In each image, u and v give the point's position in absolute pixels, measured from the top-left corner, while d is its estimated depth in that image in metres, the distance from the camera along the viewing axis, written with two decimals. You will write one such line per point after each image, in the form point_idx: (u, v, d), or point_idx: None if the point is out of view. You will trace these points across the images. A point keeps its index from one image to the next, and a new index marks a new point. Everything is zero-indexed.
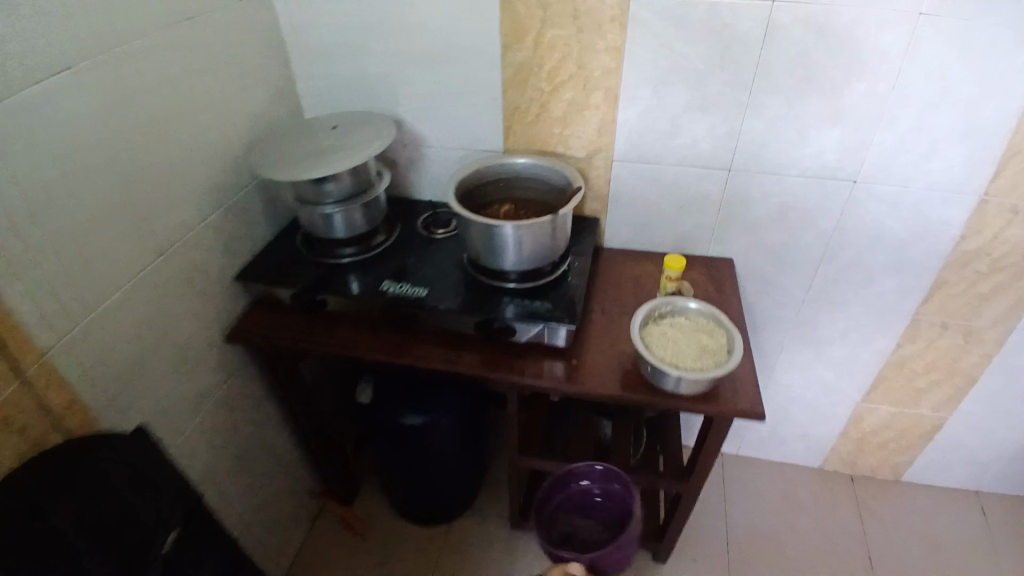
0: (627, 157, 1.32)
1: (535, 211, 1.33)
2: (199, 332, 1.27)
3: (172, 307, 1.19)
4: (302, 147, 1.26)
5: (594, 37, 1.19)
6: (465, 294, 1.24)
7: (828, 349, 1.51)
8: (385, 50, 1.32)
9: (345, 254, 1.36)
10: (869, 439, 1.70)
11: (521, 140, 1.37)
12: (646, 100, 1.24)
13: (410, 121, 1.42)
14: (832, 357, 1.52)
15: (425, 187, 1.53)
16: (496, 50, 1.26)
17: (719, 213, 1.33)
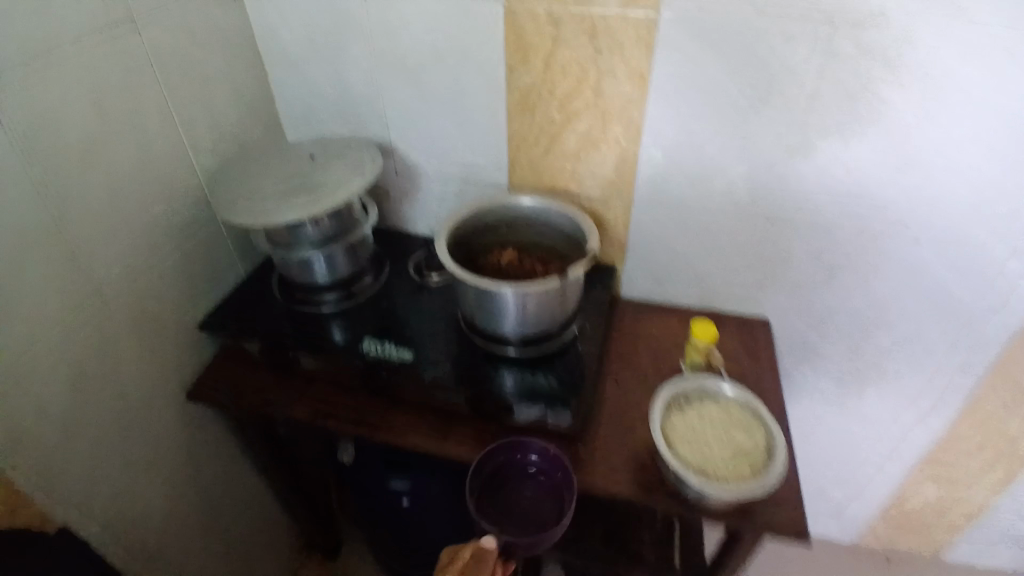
0: (650, 200, 1.14)
1: (540, 262, 1.15)
2: (155, 387, 1.11)
3: (121, 364, 1.04)
4: (272, 181, 1.05)
5: (615, 62, 1.00)
6: (457, 361, 1.07)
7: (870, 418, 1.34)
8: (371, 70, 1.14)
9: (327, 302, 1.17)
10: (910, 513, 1.51)
11: (528, 176, 1.19)
12: (675, 137, 1.05)
13: (402, 149, 1.24)
14: (873, 425, 1.35)
15: (418, 221, 1.34)
16: (499, 73, 1.07)
17: (757, 267, 1.17)
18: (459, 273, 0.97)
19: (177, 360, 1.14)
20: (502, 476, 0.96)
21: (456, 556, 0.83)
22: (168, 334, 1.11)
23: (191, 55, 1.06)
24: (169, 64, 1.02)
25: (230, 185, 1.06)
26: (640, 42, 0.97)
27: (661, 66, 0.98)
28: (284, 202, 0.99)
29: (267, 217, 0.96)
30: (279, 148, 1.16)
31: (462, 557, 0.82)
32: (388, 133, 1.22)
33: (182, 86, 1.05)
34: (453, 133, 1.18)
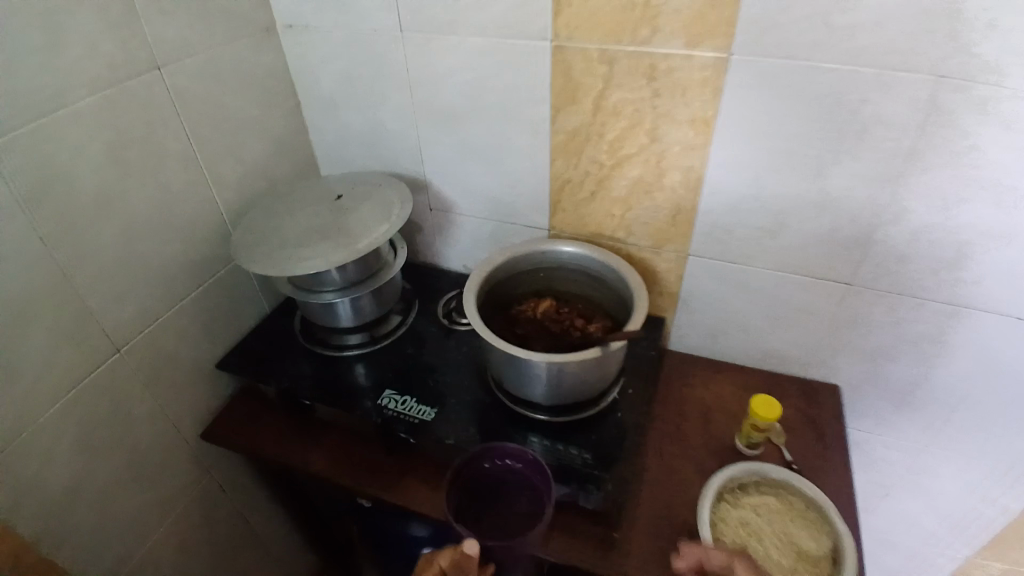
0: (706, 253, 1.04)
1: (579, 316, 1.05)
2: (171, 429, 1.06)
3: (135, 408, 0.99)
4: (295, 224, 0.99)
5: (675, 105, 0.90)
6: (483, 424, 0.96)
7: (940, 498, 1.20)
8: (407, 103, 1.06)
9: (350, 345, 1.10)
10: None
11: (572, 220, 1.09)
12: (739, 189, 0.94)
13: (437, 186, 1.16)
14: (942, 507, 1.21)
15: (452, 259, 1.26)
16: (545, 111, 0.98)
17: (831, 333, 1.06)
18: (488, 336, 0.89)
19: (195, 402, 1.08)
20: (478, 484, 0.88)
21: (433, 564, 0.75)
22: (186, 376, 1.06)
23: (221, 86, 1.00)
24: (195, 97, 0.96)
25: (252, 227, 0.99)
26: (706, 85, 0.87)
27: (727, 112, 0.88)
28: (306, 250, 0.93)
29: (286, 267, 0.89)
30: (305, 185, 1.10)
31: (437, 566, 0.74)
32: (423, 168, 1.14)
33: (210, 119, 0.99)
34: (492, 171, 1.09)
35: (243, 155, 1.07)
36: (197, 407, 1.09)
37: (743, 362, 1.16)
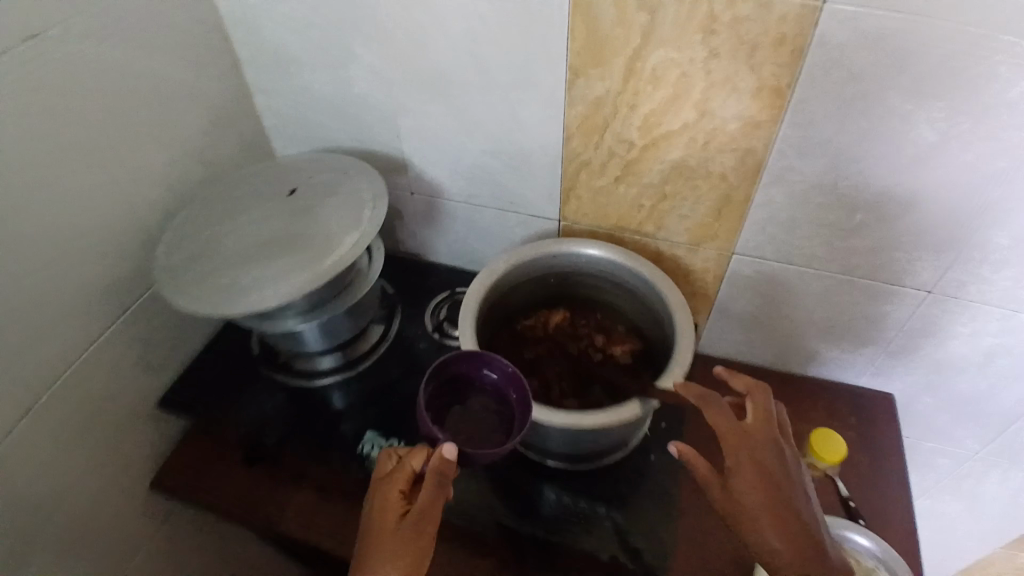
0: (756, 252, 0.84)
1: (597, 332, 0.87)
2: (114, 490, 0.84)
3: (61, 477, 0.76)
4: (236, 234, 0.75)
5: (737, 71, 0.67)
6: (488, 477, 0.79)
7: (986, 502, 1.10)
8: (371, 62, 0.81)
9: (322, 371, 0.90)
10: None
11: (588, 210, 0.88)
12: (809, 179, 0.74)
13: (418, 166, 0.92)
14: (987, 510, 1.12)
15: (441, 249, 1.04)
16: (562, 76, 0.74)
17: (893, 344, 0.89)
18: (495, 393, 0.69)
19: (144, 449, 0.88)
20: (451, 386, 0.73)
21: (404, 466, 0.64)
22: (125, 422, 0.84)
23: (127, 44, 0.72)
24: (96, 63, 0.69)
25: (184, 241, 0.76)
26: (784, 43, 0.64)
27: (807, 81, 0.65)
28: (253, 274, 0.69)
29: (225, 304, 0.66)
30: (248, 172, 0.85)
31: (409, 469, 0.64)
32: (400, 144, 0.90)
33: (120, 89, 0.72)
34: (489, 150, 0.86)
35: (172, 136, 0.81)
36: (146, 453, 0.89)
37: (782, 368, 1.00)
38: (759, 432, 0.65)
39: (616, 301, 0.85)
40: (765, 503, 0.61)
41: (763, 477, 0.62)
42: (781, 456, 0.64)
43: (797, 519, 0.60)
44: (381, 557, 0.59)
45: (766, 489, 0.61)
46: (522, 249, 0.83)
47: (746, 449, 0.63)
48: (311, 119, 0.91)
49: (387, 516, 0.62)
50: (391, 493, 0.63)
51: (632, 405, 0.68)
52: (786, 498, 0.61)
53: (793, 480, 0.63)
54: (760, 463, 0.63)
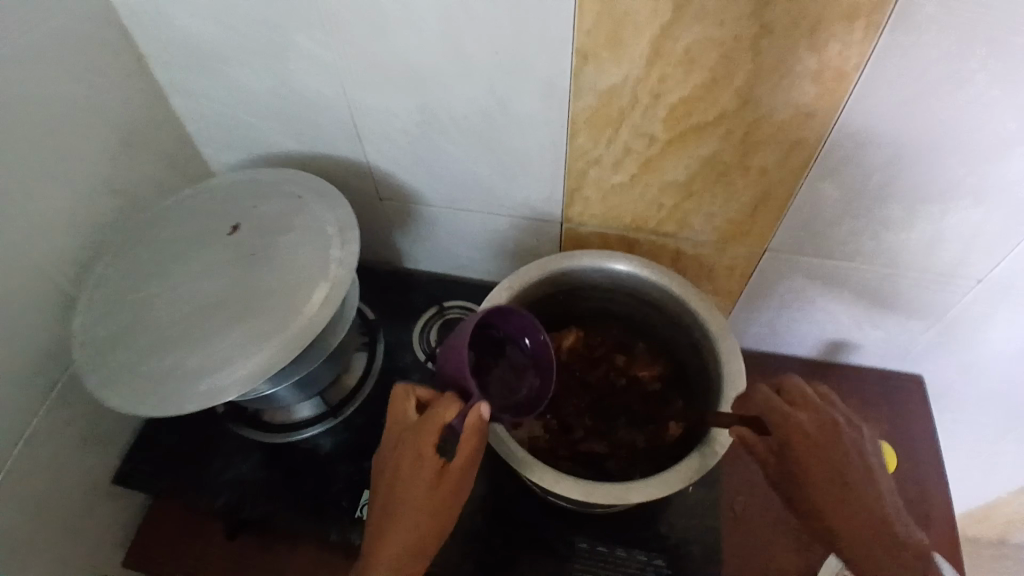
0: (791, 249, 0.74)
1: (616, 351, 0.77)
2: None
3: None
4: (172, 294, 0.60)
5: (792, 51, 0.53)
6: (511, 531, 0.71)
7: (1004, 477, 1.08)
8: (318, 52, 0.63)
9: (303, 421, 0.77)
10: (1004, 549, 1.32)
11: (596, 211, 0.75)
12: (865, 172, 0.62)
13: (388, 169, 0.76)
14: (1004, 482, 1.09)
15: (423, 254, 0.90)
16: (568, 62, 0.59)
17: (929, 331, 0.81)
18: (523, 467, 0.56)
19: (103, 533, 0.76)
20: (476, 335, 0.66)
21: (434, 417, 0.57)
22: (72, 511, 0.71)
23: None
24: None
25: (108, 306, 0.60)
26: (859, 16, 0.50)
27: (880, 61, 0.53)
28: (201, 353, 0.55)
29: (172, 403, 0.53)
30: (176, 200, 0.67)
31: (441, 422, 0.56)
32: (363, 146, 0.74)
33: None
34: (476, 150, 0.71)
35: (71, 167, 0.63)
36: (107, 537, 0.76)
37: (805, 355, 0.93)
38: (828, 440, 0.56)
39: (638, 316, 0.73)
40: (849, 525, 0.55)
41: (840, 495, 0.55)
42: (854, 459, 0.56)
43: (884, 530, 0.55)
44: (421, 514, 0.56)
45: (846, 510, 0.55)
46: (532, 266, 0.68)
47: (819, 465, 0.55)
48: (248, 122, 0.73)
49: (424, 474, 0.56)
50: (425, 449, 0.56)
51: (690, 465, 0.56)
52: (868, 507, 0.55)
53: (872, 482, 0.56)
54: (833, 479, 0.55)
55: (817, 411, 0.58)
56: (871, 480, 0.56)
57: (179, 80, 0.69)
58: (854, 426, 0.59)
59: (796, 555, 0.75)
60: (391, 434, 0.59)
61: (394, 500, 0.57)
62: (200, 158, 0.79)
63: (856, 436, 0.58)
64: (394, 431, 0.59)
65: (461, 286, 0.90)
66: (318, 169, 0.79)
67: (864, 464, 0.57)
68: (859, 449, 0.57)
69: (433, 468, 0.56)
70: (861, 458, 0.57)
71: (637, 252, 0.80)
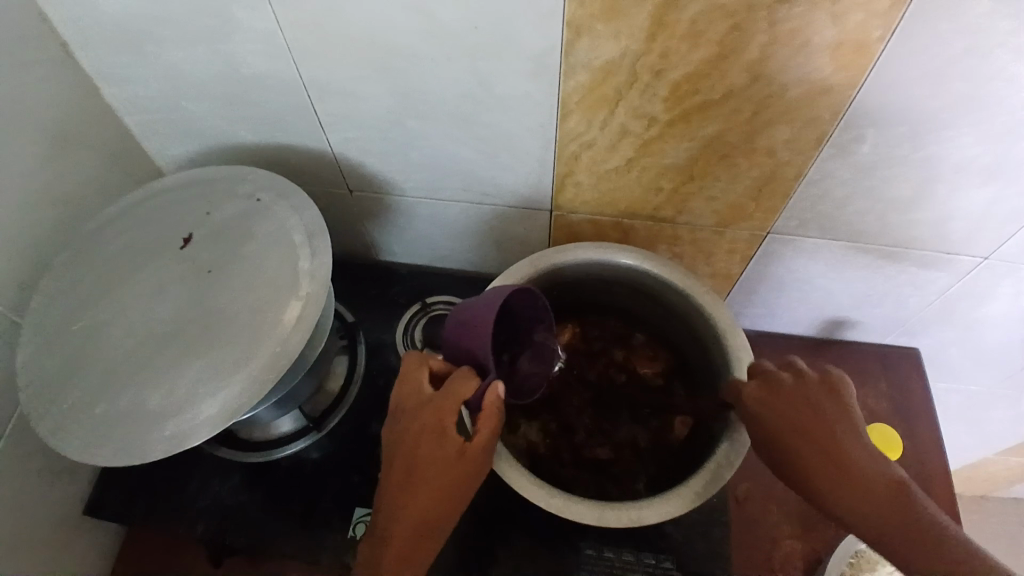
0: (795, 231, 0.69)
1: (615, 344, 0.73)
2: None
3: None
4: (123, 322, 0.53)
5: (812, 20, 0.47)
6: (515, 540, 0.68)
7: (992, 437, 1.09)
8: (267, 31, 0.54)
9: (283, 437, 0.71)
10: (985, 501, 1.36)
11: (589, 197, 0.69)
12: (880, 151, 0.58)
13: (357, 160, 0.69)
14: (991, 442, 1.11)
15: (401, 246, 0.84)
16: (560, 37, 0.52)
17: (930, 306, 0.79)
18: (530, 495, 0.52)
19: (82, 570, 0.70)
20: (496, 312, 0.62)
21: (454, 392, 0.53)
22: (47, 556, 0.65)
23: None
24: None
25: (51, 338, 0.53)
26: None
27: (907, 31, 0.47)
28: (162, 391, 0.49)
29: (134, 450, 0.47)
30: (118, 209, 0.59)
31: (460, 398, 0.53)
32: (326, 135, 0.66)
33: None
34: (455, 137, 0.63)
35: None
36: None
37: (802, 333, 0.90)
38: (782, 395, 0.54)
39: (636, 308, 0.69)
40: (822, 479, 0.51)
41: (806, 447, 0.52)
42: (813, 408, 0.54)
43: (861, 477, 0.51)
44: (437, 489, 0.53)
45: (816, 461, 0.52)
46: (530, 262, 0.62)
47: (777, 422, 0.53)
48: (193, 113, 0.64)
49: (443, 450, 0.53)
50: (445, 424, 0.53)
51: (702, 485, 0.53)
52: (840, 458, 0.52)
53: (840, 429, 0.53)
54: (795, 431, 0.53)
55: (765, 374, 0.57)
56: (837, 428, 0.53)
57: (106, 68, 0.60)
58: (812, 378, 0.56)
59: (806, 542, 0.74)
60: (403, 408, 0.55)
61: (409, 478, 0.53)
62: (144, 154, 0.70)
63: (816, 387, 0.55)
64: (406, 405, 0.55)
65: (445, 279, 0.83)
66: (279, 162, 0.70)
67: (826, 411, 0.54)
68: (817, 398, 0.54)
69: (453, 445, 0.52)
70: (824, 406, 0.54)
71: (633, 238, 0.75)
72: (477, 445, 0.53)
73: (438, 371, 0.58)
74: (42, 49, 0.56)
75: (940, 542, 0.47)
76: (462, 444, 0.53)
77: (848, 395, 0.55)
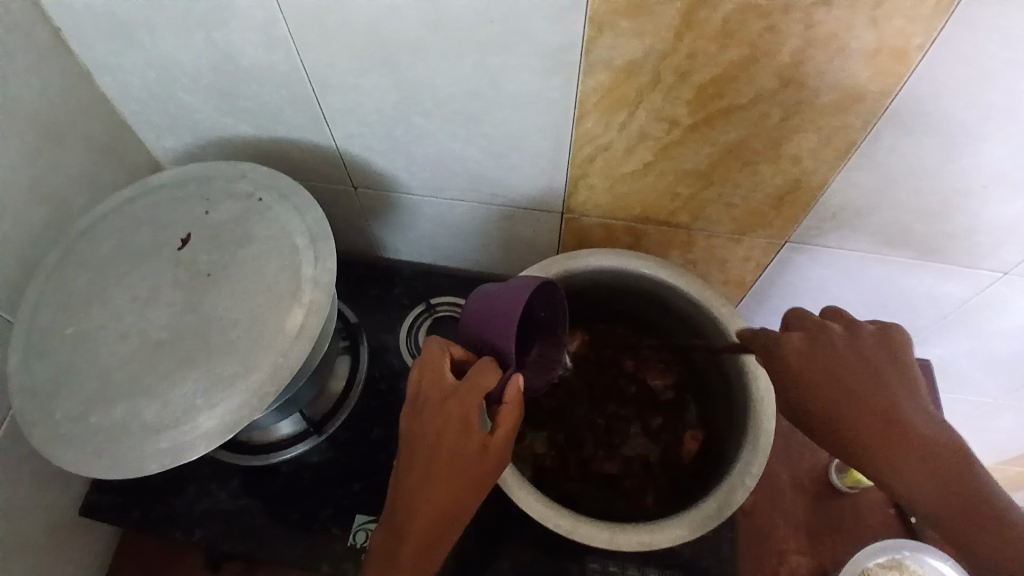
0: (813, 240, 0.67)
1: (623, 352, 0.70)
2: None
3: None
4: (116, 328, 0.50)
5: (850, 23, 0.45)
6: (517, 551, 0.66)
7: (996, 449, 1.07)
8: (270, 21, 0.51)
9: (282, 440, 0.69)
10: None
11: (602, 200, 0.67)
12: (909, 162, 0.55)
13: (360, 156, 0.66)
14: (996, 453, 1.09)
15: (404, 245, 0.81)
16: (581, 35, 0.49)
17: (945, 318, 0.77)
18: (537, 514, 0.51)
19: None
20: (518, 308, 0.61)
21: (477, 383, 0.51)
22: (43, 563, 0.63)
23: None
24: None
25: (43, 344, 0.50)
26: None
27: (949, 38, 0.45)
28: (158, 402, 0.47)
29: (127, 466, 0.45)
30: (111, 205, 0.56)
31: (483, 389, 0.51)
32: (329, 131, 0.63)
33: None
34: (466, 136, 0.61)
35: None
36: None
37: None
38: (826, 347, 0.51)
39: (648, 316, 0.67)
40: (868, 436, 0.48)
41: (849, 401, 0.49)
42: (861, 363, 0.51)
43: (908, 434, 0.47)
44: (456, 485, 0.50)
45: (859, 414, 0.49)
46: (547, 266, 0.60)
47: (820, 373, 0.50)
48: (190, 105, 0.61)
49: (467, 445, 0.50)
50: (469, 418, 0.51)
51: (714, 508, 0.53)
52: (886, 413, 0.48)
53: (890, 386, 0.49)
54: (839, 385, 0.50)
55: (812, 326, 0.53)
56: (886, 385, 0.49)
57: (101, 56, 0.57)
58: (864, 333, 0.52)
59: (813, 557, 0.72)
60: (424, 399, 0.53)
61: (430, 473, 0.50)
62: (139, 145, 0.67)
63: (866, 342, 0.52)
64: (427, 395, 0.53)
65: (450, 279, 0.81)
66: (279, 157, 0.68)
67: (875, 366, 0.50)
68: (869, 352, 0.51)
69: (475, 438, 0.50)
70: (872, 360, 0.51)
71: (645, 243, 0.72)
72: (500, 440, 0.51)
73: (458, 360, 0.55)
74: (33, 35, 0.53)
75: (990, 514, 0.43)
76: (486, 438, 0.51)
77: (903, 351, 0.51)
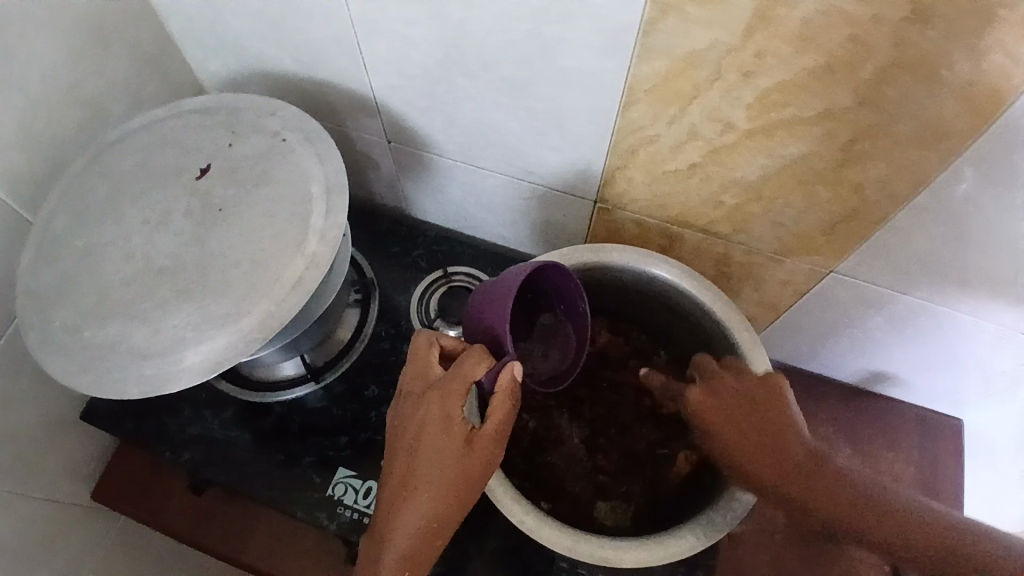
0: (861, 276, 0.61)
1: (634, 356, 0.69)
2: None
3: None
4: (121, 248, 0.50)
5: (945, 47, 0.39)
6: (490, 539, 0.66)
7: None
8: None
9: (285, 380, 0.69)
10: None
11: (640, 196, 0.62)
12: (983, 214, 0.50)
13: (397, 110, 0.63)
14: None
15: (431, 206, 0.79)
16: (643, 13, 0.44)
17: (987, 382, 0.71)
18: (505, 508, 0.50)
19: (71, 474, 0.70)
20: (524, 299, 0.60)
21: (462, 374, 0.48)
22: (41, 457, 0.65)
23: None
24: None
25: (55, 247, 0.51)
26: None
27: None
28: (148, 328, 0.47)
29: (107, 385, 0.45)
30: (140, 123, 0.56)
31: (468, 378, 0.48)
32: (369, 78, 0.60)
33: None
34: (506, 104, 0.57)
35: (17, 72, 0.50)
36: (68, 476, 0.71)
37: (839, 380, 0.83)
38: (723, 404, 0.52)
39: (666, 324, 0.64)
40: (804, 494, 0.49)
41: (755, 445, 0.50)
42: (759, 415, 0.51)
43: (808, 461, 0.49)
44: (437, 482, 0.47)
45: (760, 439, 0.50)
46: (570, 260, 0.57)
47: (728, 434, 0.51)
48: (235, 30, 0.60)
49: (448, 438, 0.47)
50: (450, 410, 0.48)
51: (684, 539, 0.50)
52: (775, 429, 0.51)
53: (790, 431, 0.50)
54: (739, 435, 0.51)
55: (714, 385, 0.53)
56: (776, 431, 0.50)
57: None
58: (751, 380, 0.52)
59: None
60: (408, 391, 0.51)
61: (410, 469, 0.48)
62: (184, 61, 0.66)
63: (764, 394, 0.51)
64: (411, 388, 0.50)
65: (472, 250, 0.79)
66: (317, 97, 0.66)
67: (765, 415, 0.51)
68: (760, 400, 0.51)
69: (459, 431, 0.47)
70: (774, 408, 0.51)
71: (679, 247, 0.68)
72: (486, 434, 0.48)
73: (450, 351, 0.53)
74: None
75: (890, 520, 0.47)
76: (470, 431, 0.48)
77: (785, 399, 0.51)
